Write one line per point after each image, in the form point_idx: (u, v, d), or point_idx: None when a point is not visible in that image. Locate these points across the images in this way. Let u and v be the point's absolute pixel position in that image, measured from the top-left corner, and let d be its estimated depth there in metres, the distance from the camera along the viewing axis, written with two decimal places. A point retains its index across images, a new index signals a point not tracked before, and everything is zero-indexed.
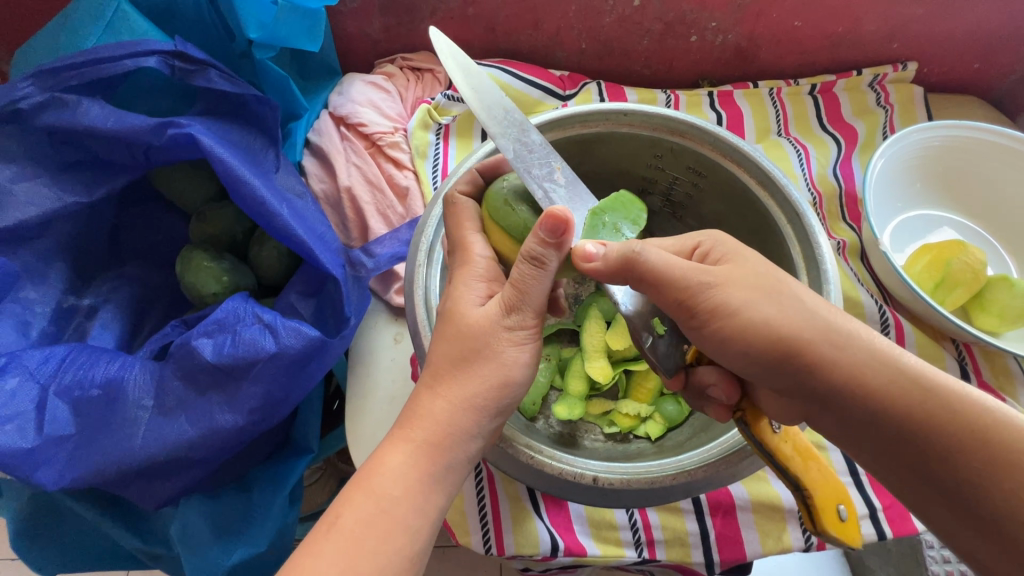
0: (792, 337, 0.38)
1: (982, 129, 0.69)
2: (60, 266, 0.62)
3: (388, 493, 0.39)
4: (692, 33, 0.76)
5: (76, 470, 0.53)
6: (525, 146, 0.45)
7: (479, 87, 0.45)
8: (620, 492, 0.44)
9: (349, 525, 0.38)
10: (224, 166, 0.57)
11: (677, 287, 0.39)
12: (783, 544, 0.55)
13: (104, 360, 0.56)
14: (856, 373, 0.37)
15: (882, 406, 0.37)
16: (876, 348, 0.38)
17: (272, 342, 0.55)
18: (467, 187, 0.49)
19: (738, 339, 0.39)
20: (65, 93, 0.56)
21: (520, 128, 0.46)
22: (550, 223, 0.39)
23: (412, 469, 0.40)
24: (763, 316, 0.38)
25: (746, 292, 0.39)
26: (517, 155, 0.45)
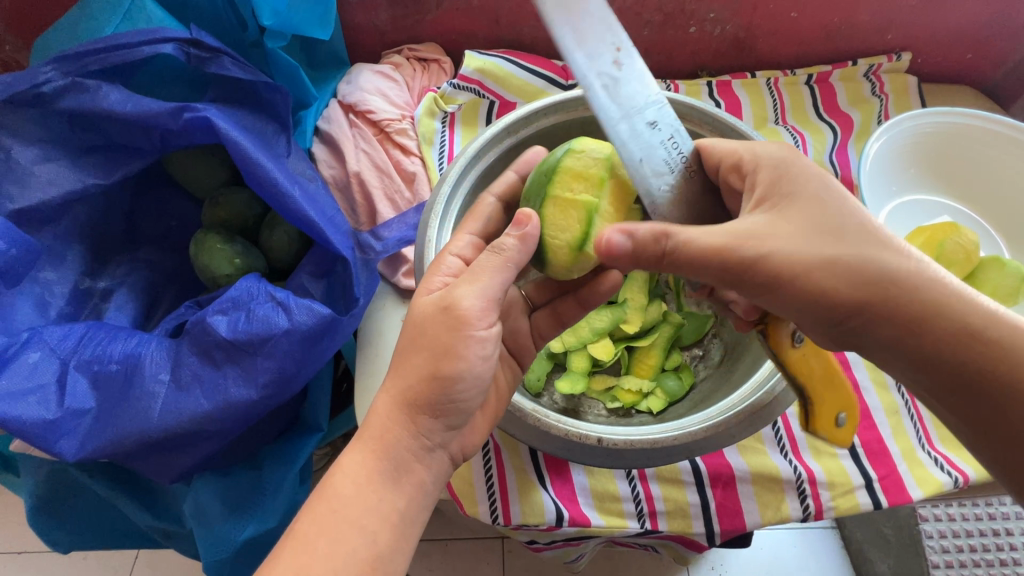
0: (846, 288, 0.36)
1: (965, 113, 0.72)
2: (77, 248, 0.64)
3: (338, 493, 0.40)
4: (691, 24, 0.78)
5: (94, 441, 0.54)
6: (627, 120, 0.38)
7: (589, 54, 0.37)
8: (624, 453, 0.46)
9: (302, 529, 0.39)
10: (239, 148, 0.59)
11: (719, 244, 0.37)
12: (782, 514, 0.56)
13: (121, 337, 0.58)
14: (912, 304, 0.36)
15: (946, 341, 0.35)
16: (928, 267, 0.36)
17: (285, 319, 0.57)
18: (504, 186, 0.53)
19: (788, 286, 0.37)
20: (86, 78, 0.58)
21: (620, 102, 0.38)
22: (515, 219, 0.44)
23: (359, 467, 0.41)
24: (812, 260, 0.36)
25: (789, 241, 0.37)
26: (625, 127, 0.38)
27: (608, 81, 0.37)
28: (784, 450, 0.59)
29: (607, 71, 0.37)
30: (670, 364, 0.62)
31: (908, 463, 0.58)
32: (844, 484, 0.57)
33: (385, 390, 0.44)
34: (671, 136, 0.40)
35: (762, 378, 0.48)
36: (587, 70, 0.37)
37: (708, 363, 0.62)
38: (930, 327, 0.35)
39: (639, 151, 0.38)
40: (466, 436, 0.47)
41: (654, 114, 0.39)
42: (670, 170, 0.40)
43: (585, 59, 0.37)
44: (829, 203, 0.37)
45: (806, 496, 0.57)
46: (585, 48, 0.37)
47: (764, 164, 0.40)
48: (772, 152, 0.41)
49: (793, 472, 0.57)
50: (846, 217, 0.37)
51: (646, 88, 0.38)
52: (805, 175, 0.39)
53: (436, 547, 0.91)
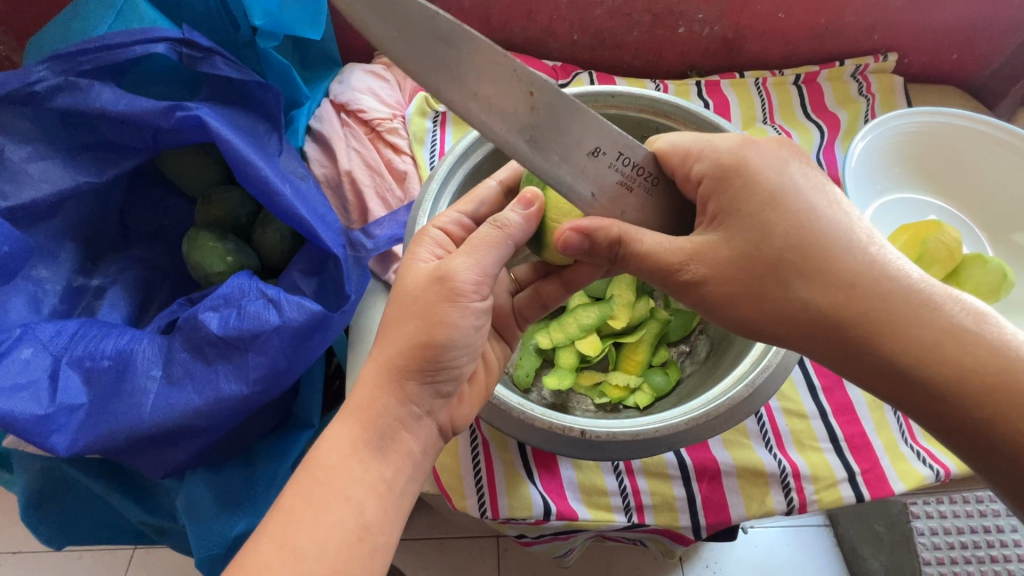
0: (775, 318, 0.37)
1: (943, 113, 0.73)
2: (70, 246, 0.64)
3: (323, 463, 0.40)
4: (680, 25, 0.79)
5: (87, 436, 0.55)
6: (569, 162, 0.38)
7: (506, 117, 0.36)
8: (607, 445, 0.47)
9: (290, 503, 0.39)
10: (230, 147, 0.59)
11: (655, 264, 0.39)
12: (766, 507, 0.57)
13: (113, 335, 0.59)
14: (844, 330, 0.36)
15: (899, 351, 0.35)
16: (876, 273, 0.35)
17: (276, 315, 0.58)
18: (508, 172, 0.54)
19: (720, 313, 0.39)
20: (79, 77, 0.59)
21: (556, 147, 0.38)
22: (524, 198, 0.45)
23: (346, 436, 0.42)
24: (738, 293, 0.38)
25: (720, 270, 0.38)
26: (568, 169, 0.38)
27: (532, 131, 0.37)
28: (769, 444, 0.59)
29: (528, 124, 0.37)
30: (657, 360, 0.63)
31: (890, 457, 0.59)
32: (827, 478, 0.58)
33: (375, 358, 0.44)
34: (618, 153, 0.40)
35: (738, 376, 0.50)
36: (509, 130, 0.36)
37: (694, 359, 0.63)
38: (864, 349, 0.36)
39: (587, 186, 0.39)
40: (455, 406, 0.48)
41: (592, 141, 0.39)
42: (628, 188, 0.41)
43: (500, 120, 0.36)
44: (770, 221, 0.37)
45: (790, 488, 0.58)
46: (498, 109, 0.36)
47: (709, 170, 0.39)
48: (725, 147, 0.40)
49: (777, 466, 0.58)
50: (782, 239, 0.36)
51: (576, 123, 0.38)
52: (747, 188, 0.38)
53: (430, 544, 0.92)
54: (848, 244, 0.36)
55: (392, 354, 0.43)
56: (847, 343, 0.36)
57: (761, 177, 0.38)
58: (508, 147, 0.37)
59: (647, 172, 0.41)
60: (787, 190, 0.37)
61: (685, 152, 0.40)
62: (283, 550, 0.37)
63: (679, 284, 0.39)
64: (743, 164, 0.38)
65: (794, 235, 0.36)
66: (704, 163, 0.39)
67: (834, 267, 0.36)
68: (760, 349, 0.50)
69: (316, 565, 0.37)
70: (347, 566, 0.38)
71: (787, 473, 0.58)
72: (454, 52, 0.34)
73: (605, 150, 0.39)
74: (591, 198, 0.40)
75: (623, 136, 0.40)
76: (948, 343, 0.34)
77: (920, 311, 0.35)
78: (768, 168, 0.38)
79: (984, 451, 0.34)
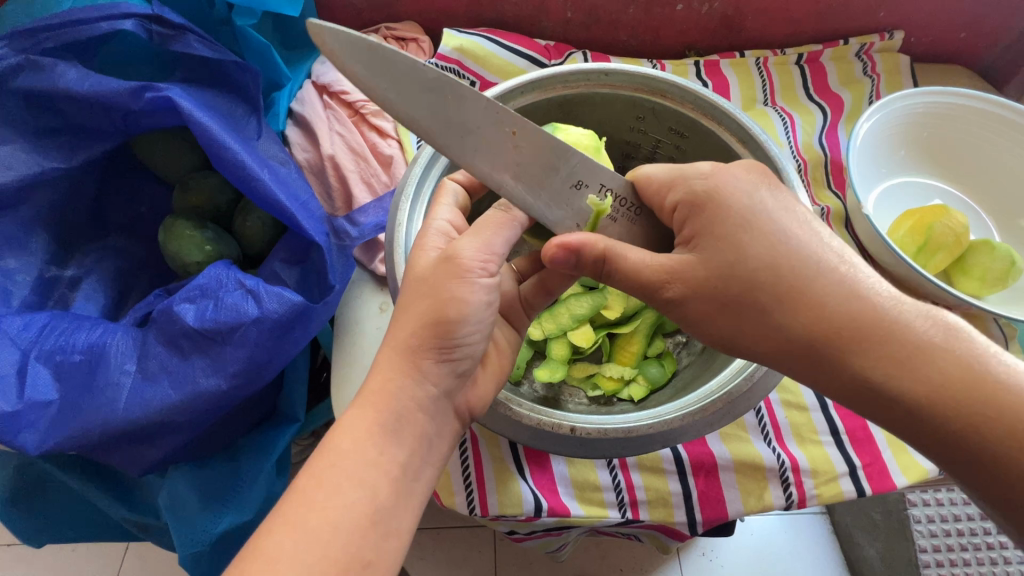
0: (752, 339, 0.37)
1: (949, 92, 0.70)
2: (41, 235, 0.61)
3: (337, 448, 0.38)
4: (678, 1, 0.76)
5: (59, 433, 0.53)
6: (553, 198, 0.42)
7: (495, 156, 0.39)
8: (598, 442, 0.45)
9: (300, 484, 0.37)
10: (203, 129, 0.56)
11: (635, 283, 0.40)
12: (765, 502, 0.55)
13: (85, 328, 0.56)
14: (819, 355, 0.34)
15: (880, 365, 0.33)
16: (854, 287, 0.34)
17: (254, 307, 0.55)
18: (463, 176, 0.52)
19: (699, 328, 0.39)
20: (41, 55, 0.56)
21: (540, 182, 0.41)
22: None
23: (362, 420, 0.40)
24: (714, 312, 0.37)
25: (696, 289, 0.37)
26: (553, 205, 0.42)
27: (517, 169, 0.40)
28: (767, 438, 0.57)
29: (513, 161, 0.40)
30: (652, 351, 0.61)
31: (893, 450, 0.57)
32: (827, 472, 0.56)
33: (384, 346, 0.42)
34: (600, 185, 0.43)
35: (734, 369, 0.47)
36: (496, 169, 0.39)
37: (691, 350, 0.61)
38: (840, 374, 0.34)
39: (572, 218, 0.43)
40: (471, 391, 0.45)
41: (576, 174, 0.42)
42: (612, 218, 0.44)
43: (487, 160, 0.39)
44: (743, 232, 0.36)
45: (789, 483, 0.56)
46: (485, 152, 0.39)
47: (683, 198, 0.40)
48: (700, 173, 0.40)
49: (776, 460, 0.56)
50: (755, 260, 0.36)
51: (561, 159, 0.41)
52: (720, 212, 0.37)
53: (425, 535, 0.90)
54: (819, 265, 0.35)
55: (416, 325, 0.41)
56: (822, 370, 0.34)
57: (732, 205, 0.37)
58: (494, 183, 0.40)
59: (627, 202, 0.45)
60: (758, 215, 0.37)
61: (660, 181, 0.42)
62: (298, 533, 0.35)
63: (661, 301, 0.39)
64: (716, 188, 0.38)
65: (765, 257, 0.35)
66: (678, 191, 0.40)
67: (804, 290, 0.34)
68: None
69: (332, 547, 0.35)
70: (361, 549, 0.36)
71: (787, 467, 0.56)
72: (440, 100, 0.37)
73: (588, 184, 0.43)
74: (578, 227, 0.43)
75: (604, 168, 0.43)
76: (925, 360, 0.32)
77: (895, 332, 0.33)
78: (739, 190, 0.37)
79: (980, 474, 0.32)
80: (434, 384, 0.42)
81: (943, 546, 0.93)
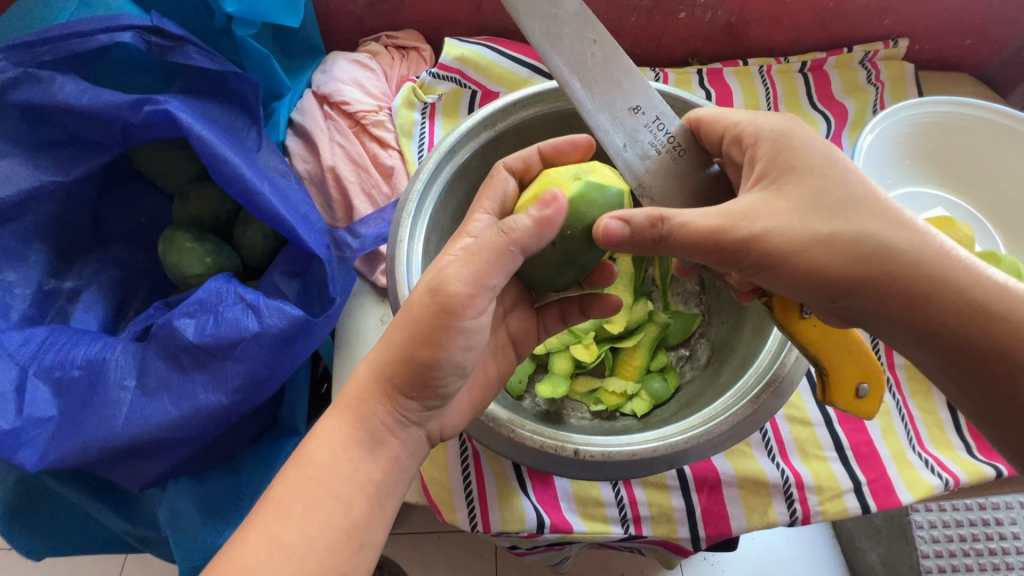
0: (845, 264, 0.36)
1: (954, 102, 0.70)
2: (41, 247, 0.61)
3: (321, 461, 0.39)
4: (681, 9, 0.75)
5: (59, 449, 0.52)
6: (612, 112, 0.43)
7: (571, 53, 0.42)
8: (602, 464, 0.45)
9: (285, 500, 0.37)
10: (202, 142, 0.56)
11: (708, 238, 0.37)
12: (768, 518, 0.55)
13: (85, 343, 0.56)
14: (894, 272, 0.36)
15: (939, 279, 0.36)
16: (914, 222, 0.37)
17: (254, 322, 0.55)
18: (518, 163, 0.49)
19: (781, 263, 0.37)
20: (39, 69, 0.55)
21: (608, 93, 0.43)
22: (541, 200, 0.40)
23: (337, 433, 0.41)
24: (803, 243, 0.36)
25: (784, 221, 0.37)
26: (608, 118, 0.42)
27: (585, 74, 0.42)
28: (771, 453, 0.57)
29: (584, 66, 0.42)
30: (655, 365, 0.60)
31: (898, 465, 0.57)
32: (831, 489, 0.55)
33: (368, 359, 0.42)
34: (655, 118, 0.43)
35: (740, 391, 0.46)
36: (565, 64, 0.42)
37: (694, 364, 0.60)
38: (919, 288, 0.36)
39: (622, 137, 0.43)
40: (447, 416, 0.46)
41: (636, 98, 0.43)
42: (657, 151, 0.43)
43: (563, 56, 0.42)
44: (823, 168, 0.38)
45: (793, 500, 0.55)
46: (560, 46, 0.42)
47: (762, 137, 0.41)
48: (775, 123, 0.41)
49: (780, 476, 0.56)
50: (847, 191, 0.37)
51: (625, 78, 0.43)
52: (800, 152, 0.39)
53: (426, 540, 0.90)
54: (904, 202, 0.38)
55: (390, 350, 0.41)
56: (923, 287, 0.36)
57: (814, 146, 0.39)
58: (561, 80, 0.42)
59: (678, 142, 0.44)
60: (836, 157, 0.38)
61: (733, 121, 0.42)
62: (274, 545, 0.36)
63: (734, 243, 0.37)
64: (796, 132, 0.40)
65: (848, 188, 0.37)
66: (750, 131, 0.42)
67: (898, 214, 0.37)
68: (765, 362, 0.47)
69: (308, 562, 0.36)
70: (339, 563, 0.37)
71: (791, 484, 0.56)
72: None
73: (644, 111, 0.43)
74: (621, 148, 0.43)
75: (664, 105, 0.44)
76: (970, 280, 0.36)
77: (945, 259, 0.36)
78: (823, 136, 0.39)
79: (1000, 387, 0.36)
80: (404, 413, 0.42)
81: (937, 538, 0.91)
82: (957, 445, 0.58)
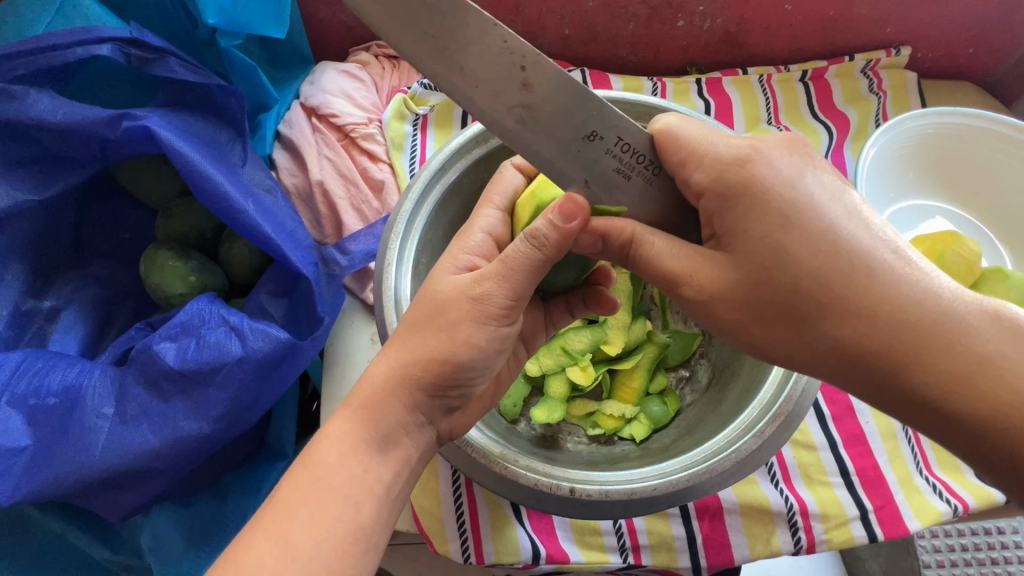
0: (794, 348, 0.35)
1: (950, 113, 0.68)
2: (17, 267, 0.59)
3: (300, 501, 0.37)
4: (679, 18, 0.74)
5: (31, 482, 0.50)
6: (564, 151, 0.35)
7: (500, 96, 0.34)
8: (599, 503, 0.43)
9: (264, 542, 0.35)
10: (184, 160, 0.54)
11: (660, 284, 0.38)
12: (772, 547, 0.53)
13: (62, 367, 0.53)
14: (847, 345, 0.33)
15: (905, 351, 0.32)
16: (890, 283, 0.32)
17: (238, 346, 0.53)
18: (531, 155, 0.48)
19: (730, 332, 0.36)
20: (13, 83, 0.53)
21: (555, 131, 0.35)
22: (563, 208, 0.36)
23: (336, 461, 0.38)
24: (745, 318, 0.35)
25: (729, 298, 0.35)
26: (562, 159, 0.36)
27: (523, 111, 0.34)
28: (774, 479, 0.55)
29: (518, 102, 0.34)
30: (654, 387, 0.58)
31: (905, 491, 0.55)
32: (837, 517, 0.54)
33: (381, 362, 0.40)
34: (618, 140, 0.36)
35: (744, 423, 0.45)
36: (495, 109, 0.34)
37: (694, 386, 0.58)
38: (881, 362, 0.32)
39: (581, 174, 0.36)
40: (456, 417, 0.44)
41: (590, 124, 0.35)
42: (626, 177, 0.38)
43: (489, 98, 0.34)
44: (779, 231, 0.33)
45: (797, 528, 0.54)
46: (488, 88, 0.33)
47: (711, 184, 0.35)
48: (731, 156, 0.35)
49: (784, 503, 0.54)
50: (796, 263, 0.33)
51: (573, 103, 0.34)
52: (752, 207, 0.34)
53: None
54: (872, 264, 0.32)
55: (417, 352, 0.39)
56: (877, 379, 0.33)
57: (766, 203, 0.34)
58: (494, 129, 0.34)
59: (646, 160, 0.38)
60: (795, 216, 0.33)
61: (684, 160, 0.36)
62: (279, 546, 0.34)
63: (686, 302, 0.37)
64: (745, 178, 0.34)
65: (805, 258, 0.33)
66: (703, 172, 0.35)
67: (856, 297, 0.32)
68: (770, 393, 0.45)
69: None
70: None
71: (795, 511, 0.54)
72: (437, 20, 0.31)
73: (603, 134, 0.36)
74: (584, 185, 0.37)
75: (623, 119, 0.36)
76: (944, 346, 0.32)
77: (919, 327, 0.32)
78: (776, 182, 0.34)
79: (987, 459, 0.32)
80: (424, 413, 0.41)
81: (943, 548, 0.77)
82: (965, 468, 0.57)
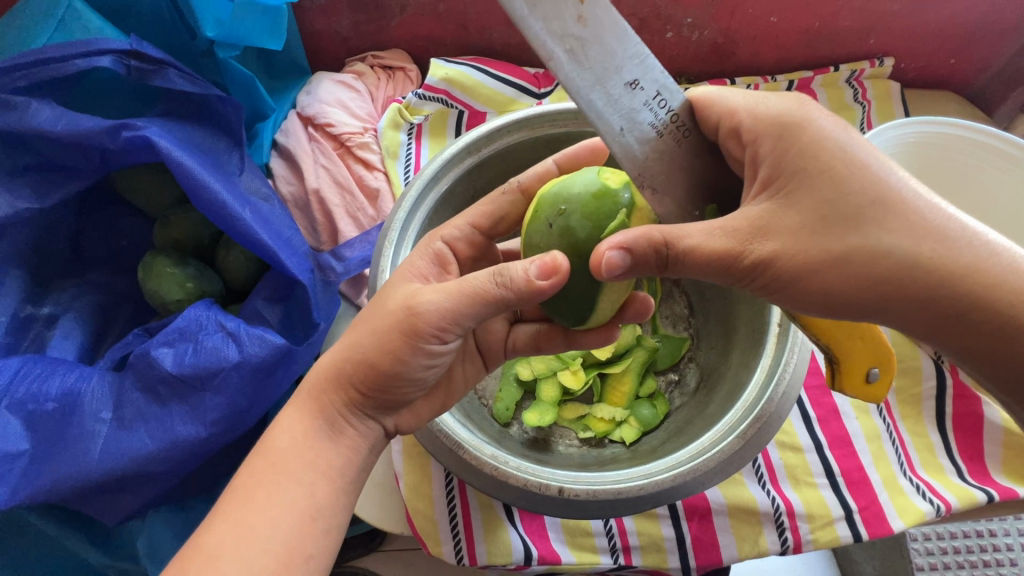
0: (859, 286, 0.34)
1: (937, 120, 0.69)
2: (17, 273, 0.60)
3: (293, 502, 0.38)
4: (668, 29, 0.75)
5: (27, 488, 0.51)
6: (606, 92, 0.35)
7: (557, 22, 0.33)
8: (588, 503, 0.44)
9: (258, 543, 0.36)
10: (181, 168, 0.55)
11: (721, 267, 0.35)
12: (760, 547, 0.54)
13: (61, 372, 0.54)
14: (911, 281, 0.34)
15: (956, 286, 0.34)
16: (934, 222, 0.34)
17: (235, 350, 0.54)
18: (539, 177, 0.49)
19: (795, 285, 0.35)
20: (14, 95, 0.54)
21: (603, 67, 0.34)
22: (544, 263, 0.37)
23: None
24: (815, 263, 0.34)
25: (793, 240, 0.34)
26: (604, 100, 0.35)
27: (574, 43, 0.33)
28: (762, 480, 0.56)
29: (571, 32, 0.33)
30: (645, 391, 0.59)
31: (889, 492, 0.56)
32: (823, 517, 0.55)
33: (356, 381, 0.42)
34: (656, 92, 0.37)
35: (727, 424, 0.46)
36: (550, 33, 0.32)
37: (683, 390, 0.60)
38: (939, 296, 0.34)
39: (619, 121, 0.36)
40: (403, 413, 0.46)
41: (632, 70, 0.35)
42: (659, 133, 0.37)
43: (544, 19, 0.32)
44: (841, 167, 0.34)
45: (784, 528, 0.55)
46: (545, 12, 0.32)
47: (765, 131, 0.36)
48: (778, 109, 0.37)
49: (771, 504, 0.55)
50: (861, 197, 0.34)
51: (617, 42, 0.34)
52: (810, 150, 0.35)
53: None
54: (925, 202, 0.34)
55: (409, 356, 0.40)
56: (948, 313, 0.35)
57: (823, 143, 0.35)
58: (545, 54, 0.32)
59: (682, 122, 0.38)
60: (852, 155, 0.35)
61: (730, 109, 0.37)
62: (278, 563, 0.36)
63: (746, 268, 0.35)
64: (802, 124, 0.36)
65: (866, 192, 0.34)
66: (748, 121, 0.37)
67: (915, 236, 0.34)
68: (752, 395, 0.46)
69: None
70: None
71: (782, 512, 0.55)
72: None
73: (643, 84, 0.36)
74: (620, 133, 0.36)
75: (663, 75, 0.37)
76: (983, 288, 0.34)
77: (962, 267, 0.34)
78: (833, 128, 0.35)
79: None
80: None
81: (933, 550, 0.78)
82: (948, 469, 0.58)
